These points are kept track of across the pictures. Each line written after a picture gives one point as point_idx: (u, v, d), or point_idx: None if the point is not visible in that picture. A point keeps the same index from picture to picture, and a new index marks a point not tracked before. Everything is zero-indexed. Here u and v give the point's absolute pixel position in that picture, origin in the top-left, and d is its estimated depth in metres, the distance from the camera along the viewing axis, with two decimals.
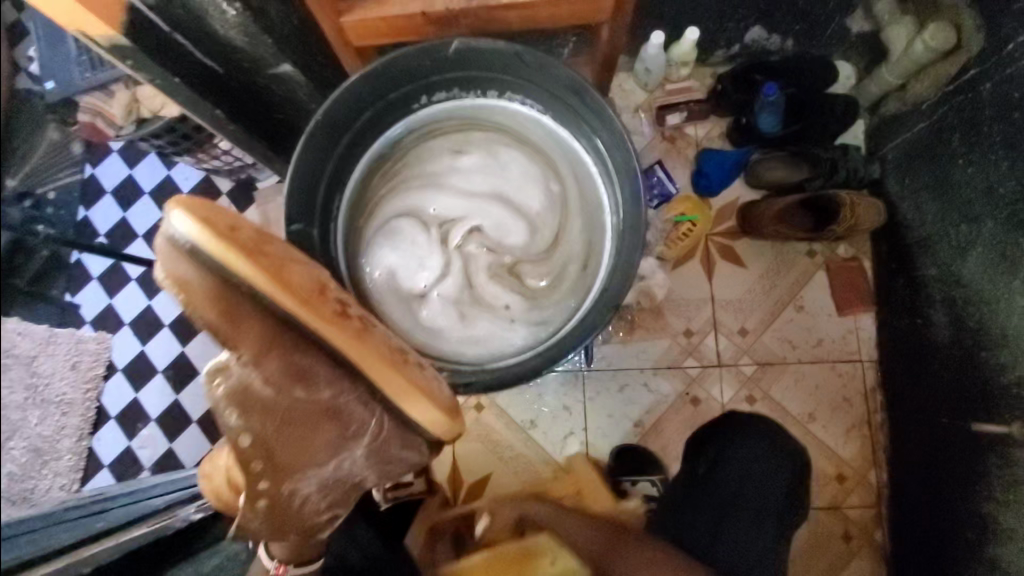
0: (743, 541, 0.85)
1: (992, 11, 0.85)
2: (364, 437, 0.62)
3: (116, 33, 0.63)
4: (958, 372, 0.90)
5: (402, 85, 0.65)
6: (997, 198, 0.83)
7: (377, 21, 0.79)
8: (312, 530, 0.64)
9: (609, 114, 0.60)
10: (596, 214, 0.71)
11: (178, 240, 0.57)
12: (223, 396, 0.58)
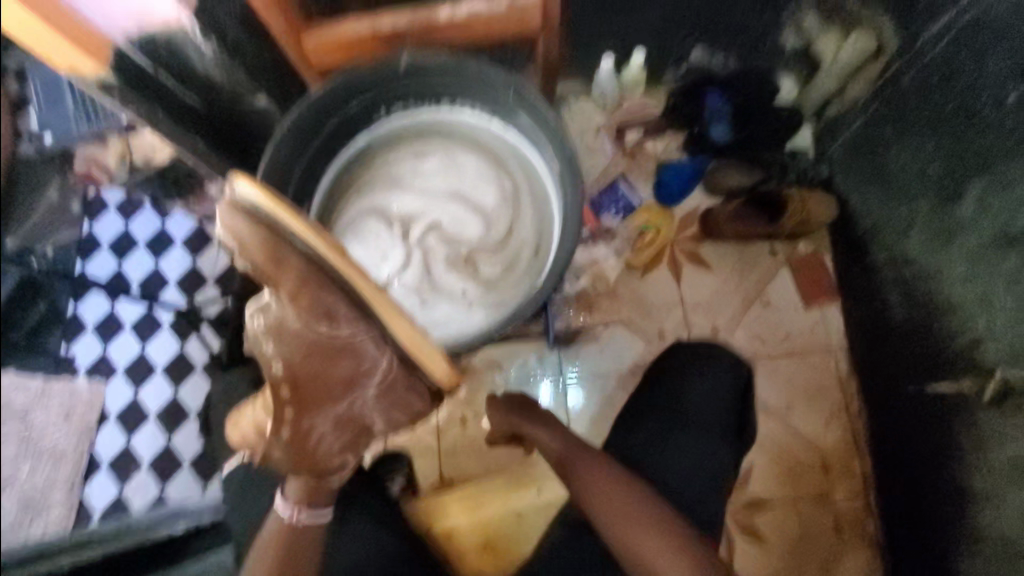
0: (686, 451, 0.87)
1: (903, 12, 0.92)
2: (375, 376, 0.68)
3: (104, 70, 0.71)
4: (915, 344, 0.95)
5: (362, 98, 0.73)
6: (928, 178, 0.89)
7: (335, 40, 0.83)
8: (324, 471, 0.73)
9: (544, 115, 0.68)
10: (545, 207, 0.79)
11: (240, 201, 0.59)
12: (262, 329, 0.66)
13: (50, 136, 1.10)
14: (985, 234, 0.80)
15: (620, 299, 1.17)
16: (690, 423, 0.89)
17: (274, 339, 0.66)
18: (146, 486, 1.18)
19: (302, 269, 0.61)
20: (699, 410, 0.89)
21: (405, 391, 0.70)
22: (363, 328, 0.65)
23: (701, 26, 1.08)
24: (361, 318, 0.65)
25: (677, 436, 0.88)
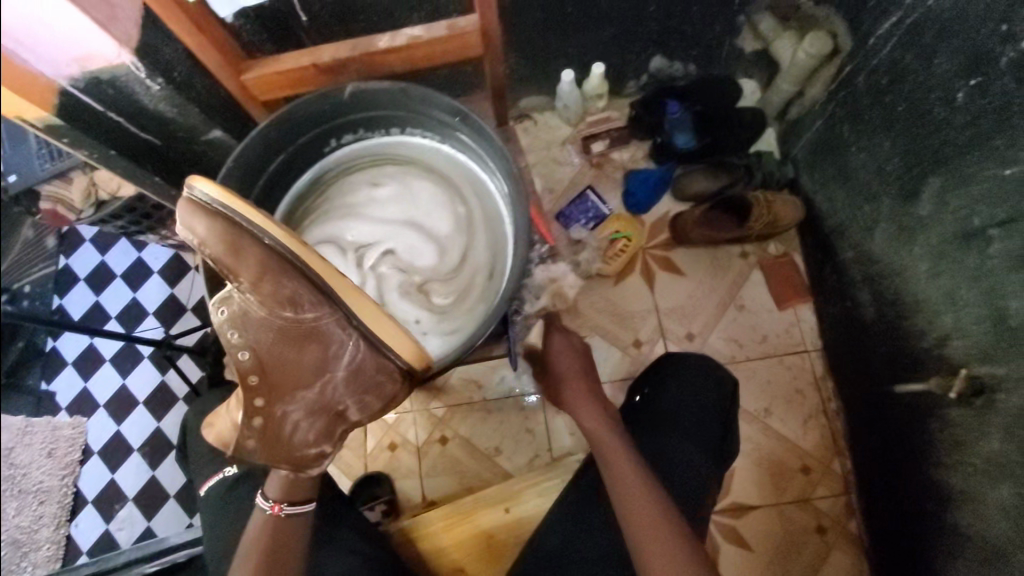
0: (687, 458, 0.83)
1: (853, 13, 0.93)
2: (344, 358, 0.66)
3: (49, 114, 0.68)
4: (889, 344, 0.94)
5: (309, 131, 0.74)
6: (887, 176, 0.90)
7: (276, 76, 0.87)
8: (300, 464, 0.67)
9: (488, 139, 0.69)
10: (499, 230, 0.79)
11: (200, 199, 0.62)
12: (224, 319, 0.64)
13: None
14: (947, 231, 0.80)
15: (594, 309, 1.17)
16: (685, 426, 0.86)
17: (237, 329, 0.64)
18: (134, 520, 1.23)
19: (263, 256, 0.62)
20: (686, 431, 0.86)
21: (379, 369, 0.67)
22: (327, 312, 0.65)
23: (657, 40, 1.09)
24: (326, 301, 0.65)
25: (668, 464, 0.83)
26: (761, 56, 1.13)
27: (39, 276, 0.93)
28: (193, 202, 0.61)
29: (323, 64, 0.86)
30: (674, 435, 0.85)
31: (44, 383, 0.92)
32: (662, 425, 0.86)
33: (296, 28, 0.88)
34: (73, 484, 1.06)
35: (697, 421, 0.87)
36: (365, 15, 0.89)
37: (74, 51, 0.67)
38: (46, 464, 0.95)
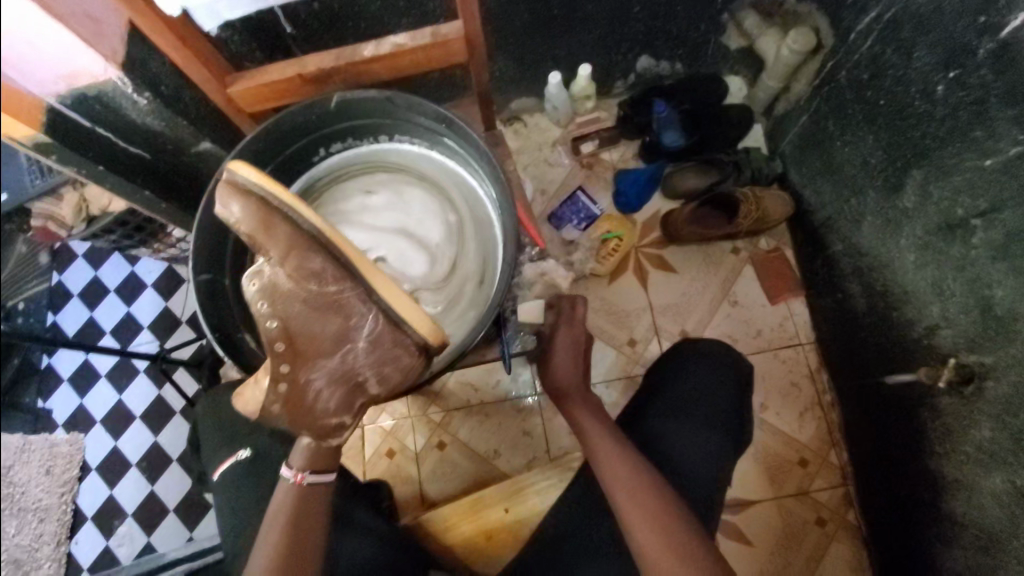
0: (698, 443, 0.85)
1: (834, 10, 0.94)
2: (364, 329, 0.67)
3: (36, 131, 0.69)
4: (879, 337, 0.95)
5: (298, 140, 0.74)
6: (871, 169, 0.90)
7: (260, 88, 0.88)
8: (323, 434, 0.69)
9: (476, 146, 0.69)
10: (490, 237, 0.79)
11: (236, 179, 0.65)
12: (255, 290, 0.66)
13: None
14: (931, 222, 0.81)
15: (589, 309, 1.17)
16: (696, 413, 0.87)
17: (269, 301, 0.65)
18: (134, 536, 1.19)
19: (290, 232, 0.64)
20: (693, 416, 0.86)
21: (397, 343, 0.67)
22: (348, 286, 0.66)
23: (643, 40, 1.10)
24: (346, 277, 0.66)
25: (673, 449, 0.85)
26: (747, 53, 1.15)
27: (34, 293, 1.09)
28: (230, 182, 0.65)
29: (308, 74, 0.87)
30: (682, 422, 0.86)
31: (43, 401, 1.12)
32: (671, 411, 0.87)
33: (284, 38, 0.89)
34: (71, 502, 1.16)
35: (708, 407, 0.87)
36: (351, 24, 0.89)
37: (62, 70, 0.68)
38: (46, 482, 1.07)
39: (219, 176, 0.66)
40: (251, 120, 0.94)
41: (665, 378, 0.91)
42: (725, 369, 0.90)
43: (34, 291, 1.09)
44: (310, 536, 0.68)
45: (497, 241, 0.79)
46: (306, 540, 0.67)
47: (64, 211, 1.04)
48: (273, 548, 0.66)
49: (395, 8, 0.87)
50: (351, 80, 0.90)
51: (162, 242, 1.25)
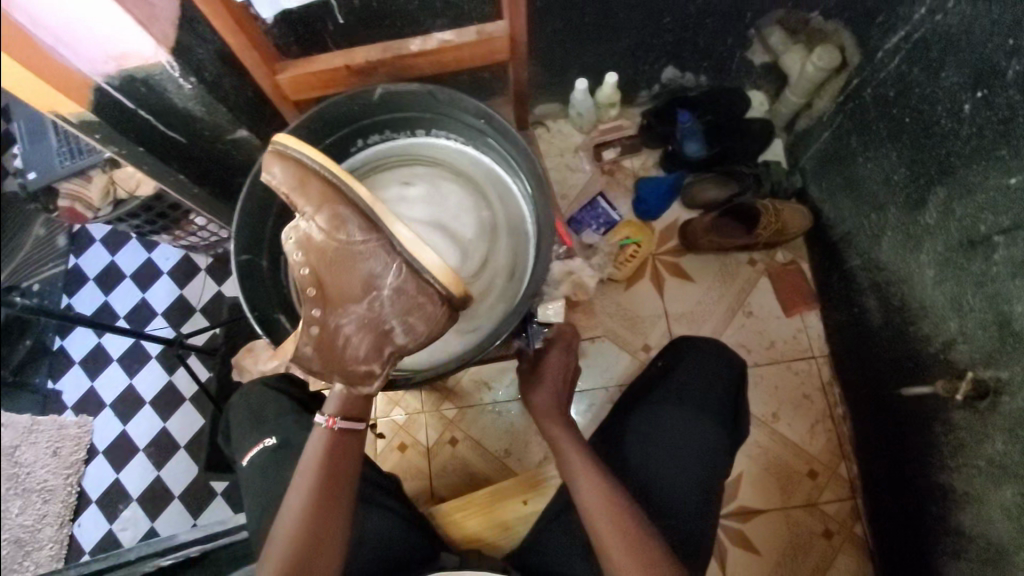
0: (700, 432, 0.83)
1: (862, 29, 0.96)
2: (390, 275, 0.68)
3: (83, 109, 0.71)
4: (895, 351, 0.96)
5: (338, 130, 0.76)
6: (894, 185, 0.92)
7: (309, 76, 0.90)
8: (352, 380, 0.69)
9: (518, 144, 0.71)
10: (521, 234, 0.81)
11: (279, 147, 0.70)
12: (294, 243, 0.70)
13: (34, 174, 1.05)
14: (952, 238, 0.82)
15: (607, 314, 1.19)
16: (701, 403, 0.85)
17: (302, 250, 0.70)
18: (139, 519, 1.18)
19: (323, 187, 0.68)
20: (692, 398, 0.86)
21: (420, 291, 0.68)
22: (374, 238, 0.68)
23: (671, 51, 1.12)
24: (370, 227, 0.68)
25: (669, 436, 0.83)
26: (771, 68, 1.17)
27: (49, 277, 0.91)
28: (272, 149, 0.70)
29: (356, 66, 0.88)
30: (681, 403, 0.85)
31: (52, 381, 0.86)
32: (671, 394, 0.87)
33: (323, 32, 0.91)
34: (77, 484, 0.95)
35: (710, 398, 0.86)
36: (389, 21, 0.91)
37: (112, 50, 0.70)
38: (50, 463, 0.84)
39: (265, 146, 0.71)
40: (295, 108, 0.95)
41: (669, 364, 0.91)
42: (722, 365, 0.89)
43: (52, 273, 0.92)
44: (341, 484, 0.72)
45: (528, 238, 0.81)
46: (337, 485, 0.72)
47: (93, 194, 1.10)
48: (306, 493, 0.70)
49: (434, 8, 0.89)
50: (394, 74, 0.93)
51: (184, 229, 1.26)
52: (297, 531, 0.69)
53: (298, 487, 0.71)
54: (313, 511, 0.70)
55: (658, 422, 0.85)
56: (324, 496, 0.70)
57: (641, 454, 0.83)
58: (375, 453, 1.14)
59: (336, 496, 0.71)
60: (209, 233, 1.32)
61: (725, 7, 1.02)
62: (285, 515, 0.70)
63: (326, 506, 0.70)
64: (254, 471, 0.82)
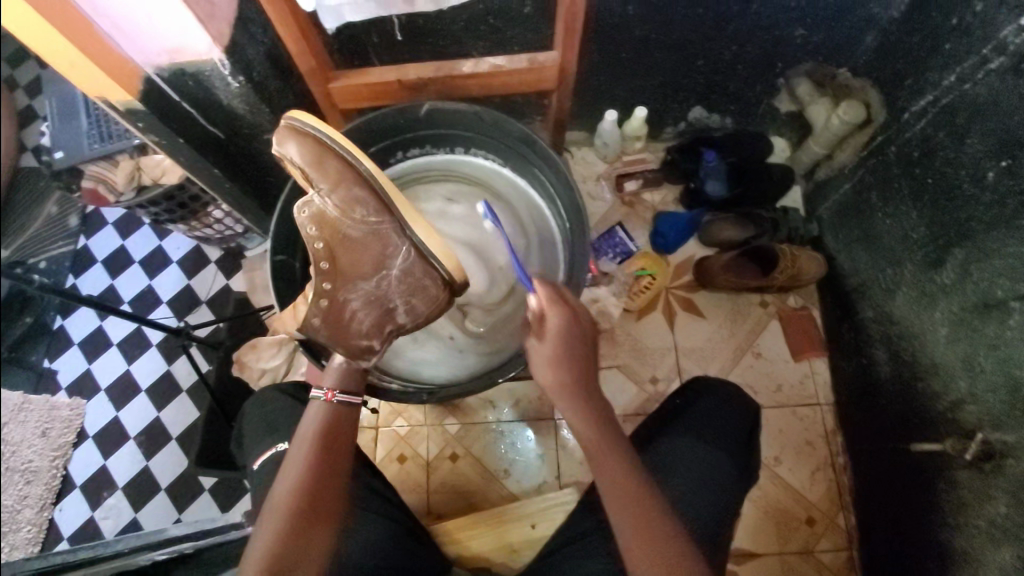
0: (714, 465, 0.84)
1: (889, 90, 0.99)
2: (398, 259, 0.71)
3: (133, 98, 0.73)
4: (902, 406, 0.97)
5: (384, 138, 0.78)
6: (912, 242, 0.94)
7: (362, 88, 0.92)
8: (354, 351, 0.72)
9: (564, 182, 0.74)
10: (553, 266, 0.84)
11: (296, 123, 0.69)
12: (306, 215, 0.69)
13: (60, 153, 1.06)
14: (967, 300, 0.84)
15: (618, 344, 1.19)
16: (712, 436, 0.85)
17: (318, 225, 0.69)
18: (122, 510, 1.14)
19: (340, 166, 0.68)
20: (705, 433, 0.86)
21: (426, 274, 0.71)
22: (386, 220, 0.70)
23: (701, 92, 1.15)
24: (382, 209, 0.70)
25: (684, 469, 0.83)
26: (795, 117, 1.20)
27: (50, 262, 0.96)
28: (289, 126, 0.68)
29: (408, 82, 0.90)
30: (691, 437, 0.85)
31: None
32: (682, 428, 0.87)
33: (367, 44, 0.92)
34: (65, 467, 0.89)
35: (727, 433, 0.86)
36: (432, 39, 0.92)
37: (167, 44, 0.72)
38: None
39: (280, 118, 0.70)
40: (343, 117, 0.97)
41: (687, 402, 0.90)
42: (735, 401, 0.89)
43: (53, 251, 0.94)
44: (337, 466, 0.66)
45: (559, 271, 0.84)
46: (336, 465, 0.66)
47: (117, 177, 1.05)
48: (302, 469, 0.64)
49: (477, 30, 0.91)
50: (444, 93, 0.95)
51: (201, 221, 1.20)
52: (290, 511, 0.62)
53: (291, 464, 0.65)
54: (307, 490, 0.64)
55: (675, 455, 0.84)
56: (320, 474, 0.65)
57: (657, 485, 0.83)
58: (373, 463, 1.13)
59: (334, 478, 0.66)
60: (228, 227, 1.25)
61: (759, 55, 1.05)
62: (273, 494, 0.64)
63: (322, 485, 0.65)
64: (260, 474, 0.81)
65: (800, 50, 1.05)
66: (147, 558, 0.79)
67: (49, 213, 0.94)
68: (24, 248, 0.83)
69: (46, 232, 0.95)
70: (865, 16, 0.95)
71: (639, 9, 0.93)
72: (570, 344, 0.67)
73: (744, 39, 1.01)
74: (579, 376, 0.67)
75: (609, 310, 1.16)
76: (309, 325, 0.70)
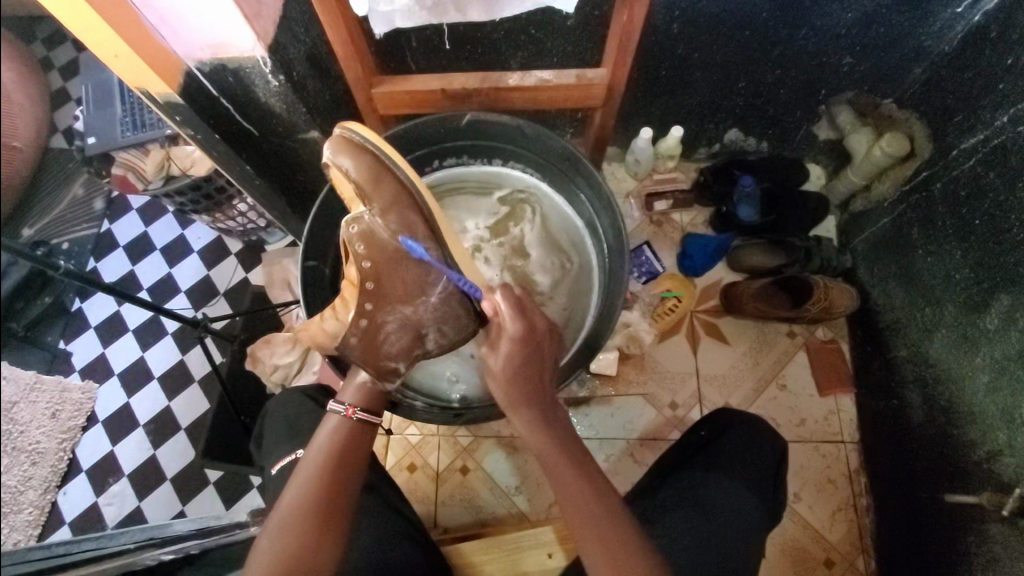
0: (739, 500, 0.84)
1: (936, 125, 0.96)
2: (437, 286, 0.70)
3: (172, 91, 0.71)
4: (934, 452, 0.94)
5: (430, 145, 0.85)
6: (954, 284, 0.91)
7: (404, 95, 0.91)
8: (382, 372, 0.70)
9: (605, 201, 0.81)
10: (584, 287, 0.90)
11: (354, 137, 0.68)
12: (355, 233, 0.67)
13: (94, 139, 0.95)
14: (1012, 348, 0.80)
15: (640, 366, 1.16)
16: (737, 471, 0.87)
17: (365, 243, 0.67)
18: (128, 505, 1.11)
19: (395, 187, 0.68)
20: (734, 470, 0.87)
21: (458, 303, 0.71)
22: (431, 247, 0.70)
23: (739, 114, 1.13)
24: (429, 236, 0.70)
25: (709, 502, 0.84)
26: (834, 145, 1.18)
27: (82, 236, 0.88)
28: (344, 138, 0.68)
29: (452, 91, 0.90)
30: (722, 472, 0.87)
31: (64, 342, 0.79)
32: (713, 462, 0.88)
33: (406, 49, 0.91)
34: (71, 450, 0.80)
35: (751, 468, 0.88)
36: (471, 46, 0.91)
37: (211, 40, 0.71)
38: (47, 424, 0.71)
39: (336, 128, 0.68)
40: (381, 123, 0.96)
41: (712, 435, 0.93)
42: (760, 436, 0.92)
43: (81, 234, 0.88)
44: (349, 477, 0.65)
45: (590, 294, 0.90)
46: (347, 480, 0.64)
47: (146, 166, 1.03)
48: (315, 476, 0.63)
49: (517, 40, 0.89)
50: (486, 105, 0.94)
51: (224, 213, 1.20)
52: (301, 518, 0.60)
53: (304, 471, 0.63)
54: (319, 498, 0.62)
55: (701, 488, 0.85)
56: (332, 483, 0.63)
57: (680, 521, 0.83)
58: (384, 470, 1.11)
59: (345, 490, 0.64)
60: (250, 221, 1.26)
61: (803, 80, 1.03)
62: (284, 502, 0.62)
63: (333, 494, 0.63)
64: (274, 480, 0.80)
65: (844, 78, 1.02)
66: (154, 558, 0.73)
67: (75, 193, 0.85)
68: (53, 228, 0.75)
69: (71, 215, 0.83)
70: (916, 47, 0.92)
71: (683, 27, 0.91)
72: (530, 360, 0.66)
73: (788, 64, 0.99)
74: (532, 386, 0.66)
75: (641, 336, 1.14)
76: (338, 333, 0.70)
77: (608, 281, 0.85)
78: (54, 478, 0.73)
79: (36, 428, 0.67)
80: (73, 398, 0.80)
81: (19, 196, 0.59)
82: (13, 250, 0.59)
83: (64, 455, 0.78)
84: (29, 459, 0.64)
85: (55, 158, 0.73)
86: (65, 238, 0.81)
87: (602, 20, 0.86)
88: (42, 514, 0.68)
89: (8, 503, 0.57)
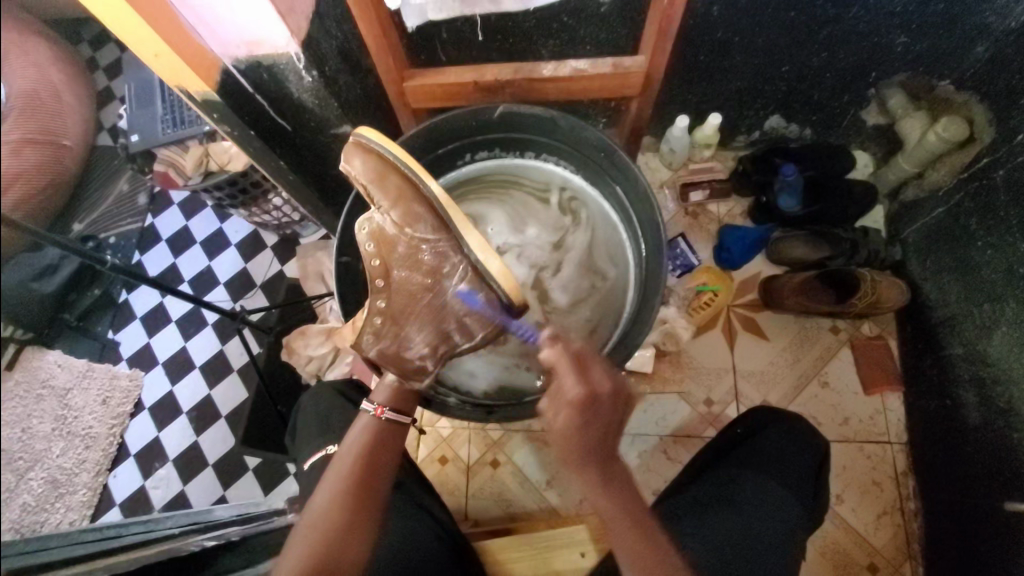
0: (779, 502, 0.82)
1: (998, 107, 0.89)
2: (455, 278, 0.69)
3: (209, 89, 0.72)
4: (990, 456, 0.89)
5: (472, 135, 0.85)
6: (1017, 278, 0.85)
7: (434, 87, 0.90)
8: (405, 372, 0.70)
9: (643, 196, 0.79)
10: (616, 301, 0.88)
11: (364, 139, 0.69)
12: (368, 233, 0.70)
13: (137, 138, 0.97)
14: None
15: (674, 361, 1.14)
16: (777, 471, 0.84)
17: (375, 242, 0.70)
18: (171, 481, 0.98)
19: (400, 183, 0.68)
20: (773, 470, 0.84)
21: (478, 295, 0.69)
22: (443, 238, 0.69)
23: (781, 99, 1.08)
24: (441, 228, 0.68)
25: (747, 502, 0.82)
26: (883, 131, 1.12)
27: (127, 231, 0.91)
28: (356, 141, 0.69)
29: (483, 83, 0.89)
30: (759, 471, 0.84)
31: (113, 331, 0.83)
32: (749, 460, 0.86)
33: (436, 40, 0.90)
34: (121, 437, 0.83)
35: (792, 469, 0.85)
36: (503, 36, 0.89)
37: (246, 37, 0.72)
38: (100, 410, 0.74)
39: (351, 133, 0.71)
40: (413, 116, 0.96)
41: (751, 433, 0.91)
42: (802, 437, 0.89)
43: (126, 229, 0.91)
44: (379, 474, 0.65)
45: (622, 306, 0.88)
46: (377, 478, 0.65)
47: (186, 163, 1.03)
48: (344, 476, 0.63)
49: (550, 28, 0.87)
50: (518, 95, 0.92)
51: (260, 207, 1.17)
52: (327, 518, 0.60)
53: (333, 470, 0.64)
54: (348, 497, 0.62)
55: (738, 488, 0.83)
56: (361, 485, 0.63)
57: (715, 520, 0.81)
58: (415, 462, 1.12)
59: (370, 493, 0.64)
60: (285, 214, 1.22)
61: (853, 62, 0.97)
62: (313, 499, 0.62)
63: (357, 496, 0.62)
64: (308, 473, 0.81)
65: (897, 60, 0.96)
66: (197, 544, 0.72)
67: (121, 190, 0.87)
68: (100, 224, 0.77)
69: (118, 209, 0.86)
70: (979, 23, 0.85)
71: (724, 10, 0.87)
72: (590, 428, 0.57)
73: (837, 46, 0.94)
74: (595, 445, 0.57)
75: (677, 332, 1.11)
76: (365, 335, 0.70)
77: (640, 293, 0.83)
78: (104, 463, 0.76)
79: (89, 414, 0.69)
80: (123, 386, 0.83)
81: (68, 194, 0.61)
82: (68, 246, 0.61)
83: (114, 441, 0.81)
84: (82, 443, 0.67)
85: (102, 153, 0.75)
86: (112, 234, 0.83)
87: (638, 5, 0.83)
88: (95, 496, 0.71)
89: (65, 486, 0.59)
